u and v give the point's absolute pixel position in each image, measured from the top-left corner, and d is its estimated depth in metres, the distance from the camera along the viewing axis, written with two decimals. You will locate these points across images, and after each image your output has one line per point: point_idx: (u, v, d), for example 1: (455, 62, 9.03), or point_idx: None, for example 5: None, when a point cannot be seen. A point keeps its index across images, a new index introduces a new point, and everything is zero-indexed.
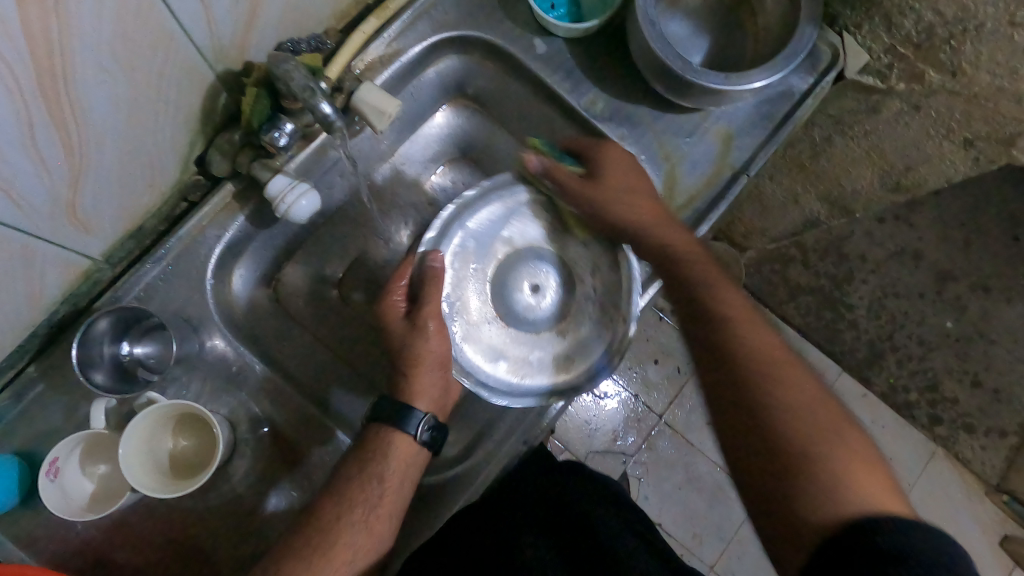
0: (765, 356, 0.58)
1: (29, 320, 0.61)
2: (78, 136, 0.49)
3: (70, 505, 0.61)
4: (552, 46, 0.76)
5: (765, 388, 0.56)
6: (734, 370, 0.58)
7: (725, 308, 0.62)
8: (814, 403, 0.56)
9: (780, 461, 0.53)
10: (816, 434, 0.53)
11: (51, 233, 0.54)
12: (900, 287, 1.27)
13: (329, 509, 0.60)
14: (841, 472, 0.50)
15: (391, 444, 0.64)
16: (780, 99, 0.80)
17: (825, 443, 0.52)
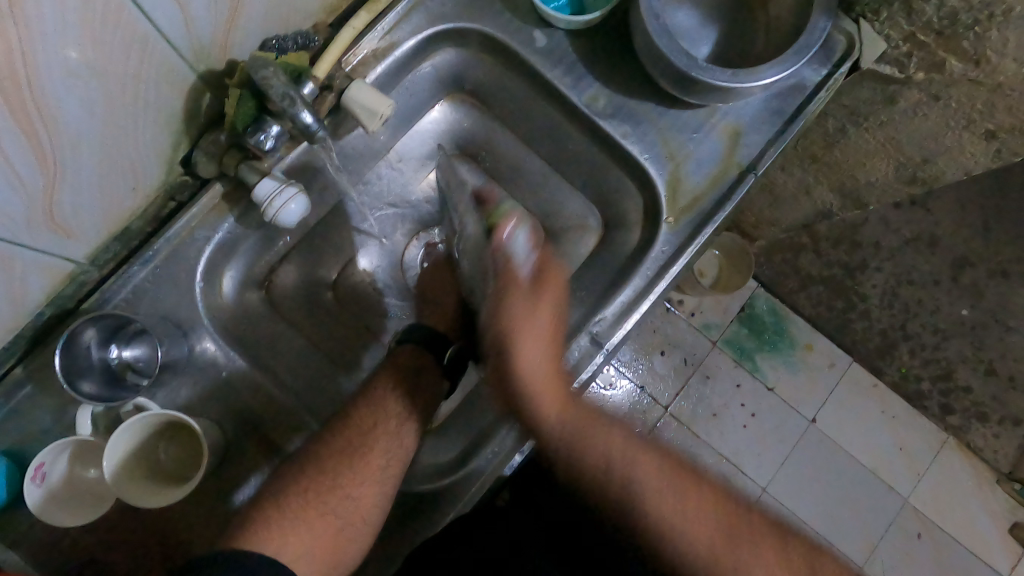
0: (610, 468, 0.63)
1: (13, 325, 0.60)
2: (49, 143, 0.47)
3: (60, 508, 0.60)
4: (552, 38, 0.73)
5: (620, 485, 0.63)
6: (604, 501, 0.64)
7: (633, 480, 0.63)
8: (655, 483, 0.63)
9: (643, 530, 0.63)
10: (722, 554, 0.62)
11: (30, 239, 0.53)
12: (914, 276, 1.22)
13: (352, 431, 0.66)
14: (718, 556, 0.61)
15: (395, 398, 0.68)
16: (791, 94, 0.77)
17: (717, 566, 0.61)
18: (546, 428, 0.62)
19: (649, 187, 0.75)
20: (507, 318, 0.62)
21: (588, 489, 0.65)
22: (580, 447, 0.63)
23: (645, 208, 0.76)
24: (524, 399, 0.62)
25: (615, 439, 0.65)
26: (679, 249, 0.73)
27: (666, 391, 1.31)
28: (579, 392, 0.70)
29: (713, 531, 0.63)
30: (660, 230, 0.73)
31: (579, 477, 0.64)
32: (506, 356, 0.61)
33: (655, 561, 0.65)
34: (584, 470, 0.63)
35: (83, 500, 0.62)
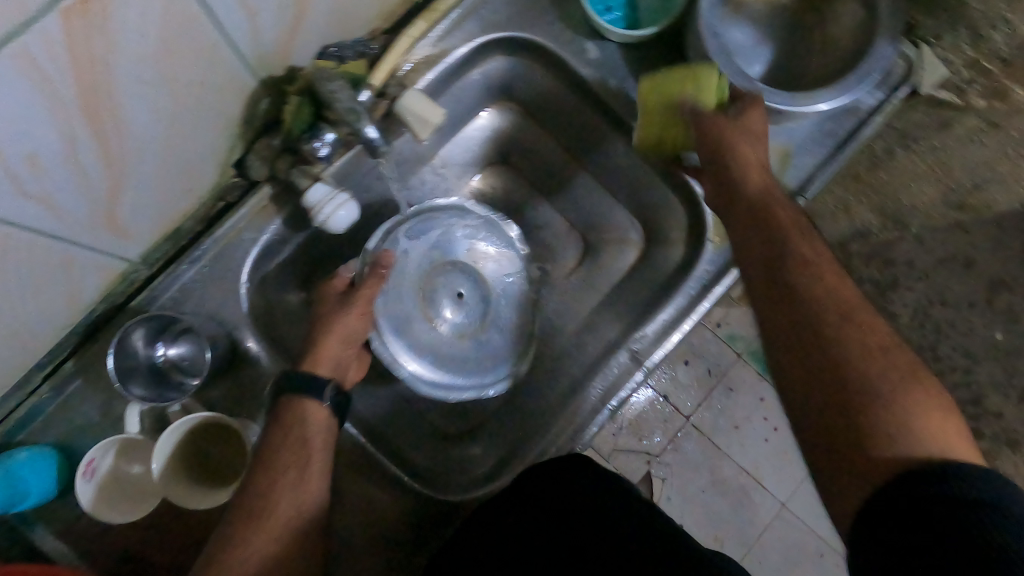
0: (849, 330, 0.52)
1: (66, 320, 0.61)
2: (118, 149, 0.48)
3: (108, 504, 0.62)
4: (604, 51, 0.72)
5: (867, 358, 0.50)
6: (820, 335, 0.52)
7: (876, 330, 0.52)
8: (869, 348, 0.51)
9: (837, 400, 0.50)
10: (928, 421, 0.47)
11: (90, 240, 0.54)
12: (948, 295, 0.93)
13: (261, 468, 0.58)
14: (913, 430, 0.47)
15: (303, 411, 0.61)
16: (845, 116, 0.75)
17: (910, 408, 0.48)
18: (782, 237, 0.57)
19: (695, 209, 0.72)
20: (728, 177, 0.60)
21: (793, 383, 0.53)
22: (788, 290, 0.55)
23: (689, 228, 0.73)
24: (733, 176, 0.60)
25: (812, 245, 0.57)
26: (723, 270, 0.70)
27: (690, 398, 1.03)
28: (616, 410, 0.70)
29: (921, 403, 0.48)
30: (705, 249, 0.70)
31: (774, 348, 0.55)
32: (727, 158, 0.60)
33: (844, 424, 0.49)
34: (794, 317, 0.54)
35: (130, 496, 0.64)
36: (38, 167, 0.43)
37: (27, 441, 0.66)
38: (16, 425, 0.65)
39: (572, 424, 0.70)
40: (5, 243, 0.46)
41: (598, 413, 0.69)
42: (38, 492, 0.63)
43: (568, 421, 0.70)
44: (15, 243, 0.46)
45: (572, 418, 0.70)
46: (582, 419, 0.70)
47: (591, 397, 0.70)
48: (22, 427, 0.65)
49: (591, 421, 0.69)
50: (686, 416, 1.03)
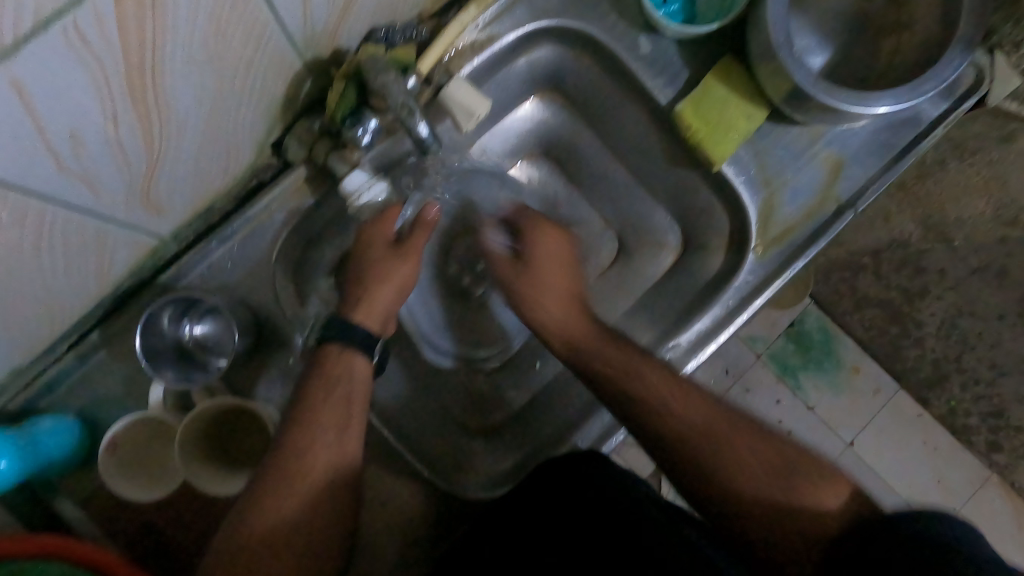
0: (684, 439, 0.60)
1: (95, 294, 0.60)
2: (159, 128, 0.46)
3: (126, 477, 0.61)
4: (658, 46, 0.69)
5: (722, 450, 0.59)
6: (681, 437, 0.60)
7: (673, 404, 0.60)
8: (693, 427, 0.60)
9: (711, 491, 0.59)
10: (762, 460, 0.59)
11: (124, 216, 0.53)
12: (977, 307, 1.01)
13: (299, 419, 0.58)
14: (753, 493, 0.58)
15: (351, 364, 0.60)
16: (903, 127, 0.71)
17: (739, 479, 0.58)
18: (645, 375, 0.61)
19: (739, 213, 0.71)
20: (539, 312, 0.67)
21: (688, 483, 0.60)
22: (666, 420, 0.60)
23: (732, 234, 0.72)
24: (609, 381, 0.62)
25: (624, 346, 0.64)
26: (763, 283, 0.69)
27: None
28: None
29: (768, 460, 0.59)
30: (746, 260, 0.70)
31: (654, 443, 0.61)
32: (592, 333, 0.65)
33: (743, 539, 0.58)
34: (678, 431, 0.60)
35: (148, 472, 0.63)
36: (78, 144, 0.42)
37: (51, 408, 0.65)
38: (41, 390, 0.65)
39: (598, 427, 0.68)
40: (42, 218, 0.45)
41: None
42: (62, 462, 0.63)
43: (596, 428, 0.68)
44: (54, 218, 0.46)
45: (599, 422, 0.68)
46: (609, 424, 0.68)
47: None
48: (46, 393, 0.65)
49: (618, 428, 0.68)
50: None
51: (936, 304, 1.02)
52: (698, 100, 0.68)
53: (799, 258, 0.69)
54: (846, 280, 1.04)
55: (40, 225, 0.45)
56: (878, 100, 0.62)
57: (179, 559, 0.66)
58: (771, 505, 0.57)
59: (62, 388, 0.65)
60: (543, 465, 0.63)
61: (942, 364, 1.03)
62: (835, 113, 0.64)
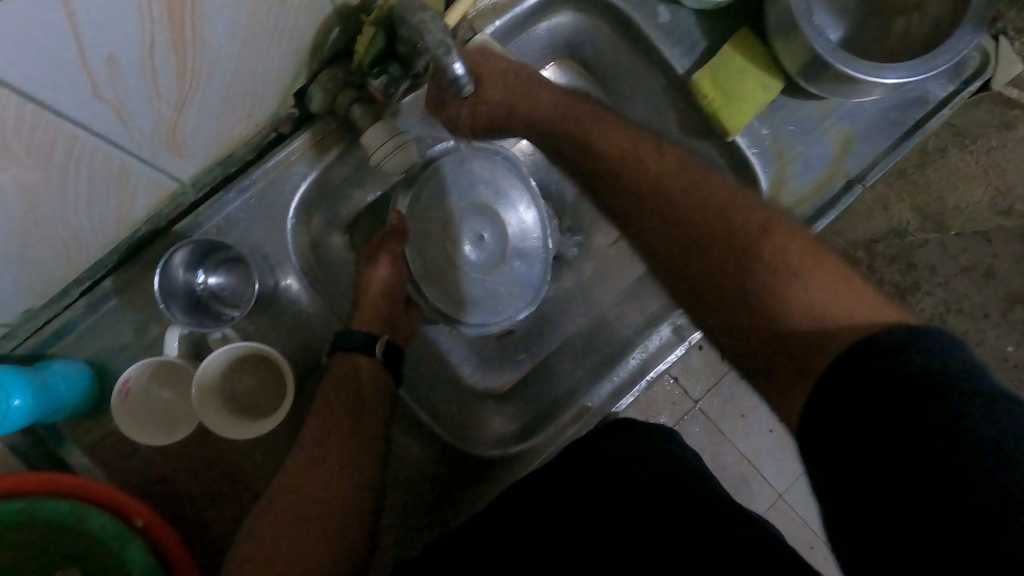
0: (698, 217, 0.52)
1: (113, 236, 0.60)
2: (192, 59, 0.46)
3: (138, 423, 0.60)
4: (676, 15, 0.71)
5: (741, 251, 0.49)
6: (714, 235, 0.51)
7: (703, 202, 0.52)
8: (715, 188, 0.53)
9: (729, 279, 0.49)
10: (837, 292, 0.44)
11: (148, 154, 0.52)
12: (965, 303, 0.96)
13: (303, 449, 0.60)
14: (816, 299, 0.44)
15: (356, 362, 0.63)
16: (912, 106, 0.73)
17: (797, 273, 0.46)
18: (695, 204, 0.53)
19: (752, 182, 0.73)
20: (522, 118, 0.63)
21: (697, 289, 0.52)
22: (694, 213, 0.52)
23: None
24: (641, 193, 0.56)
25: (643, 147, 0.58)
26: None
27: (703, 380, 0.88)
28: (654, 380, 0.71)
29: (811, 254, 0.47)
30: None
31: (674, 262, 0.53)
32: (595, 144, 0.59)
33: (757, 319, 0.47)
34: (697, 245, 0.52)
35: (159, 420, 0.63)
36: (114, 68, 0.42)
37: (62, 354, 0.65)
38: (51, 337, 0.64)
39: (608, 389, 0.70)
40: (73, 144, 0.45)
41: (637, 381, 0.70)
42: (72, 408, 0.61)
43: (604, 390, 0.70)
44: (82, 144, 0.45)
45: (609, 385, 0.70)
46: (619, 386, 0.71)
47: (629, 364, 0.71)
48: (56, 340, 0.64)
49: (628, 390, 0.70)
50: (693, 400, 0.88)
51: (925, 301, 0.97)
52: (716, 69, 0.69)
53: (819, 219, 0.72)
54: None
55: (68, 150, 0.45)
56: (891, 72, 0.63)
57: (186, 509, 0.66)
58: (815, 330, 0.43)
59: (73, 335, 0.65)
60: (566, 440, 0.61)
61: None
62: (847, 84, 0.66)
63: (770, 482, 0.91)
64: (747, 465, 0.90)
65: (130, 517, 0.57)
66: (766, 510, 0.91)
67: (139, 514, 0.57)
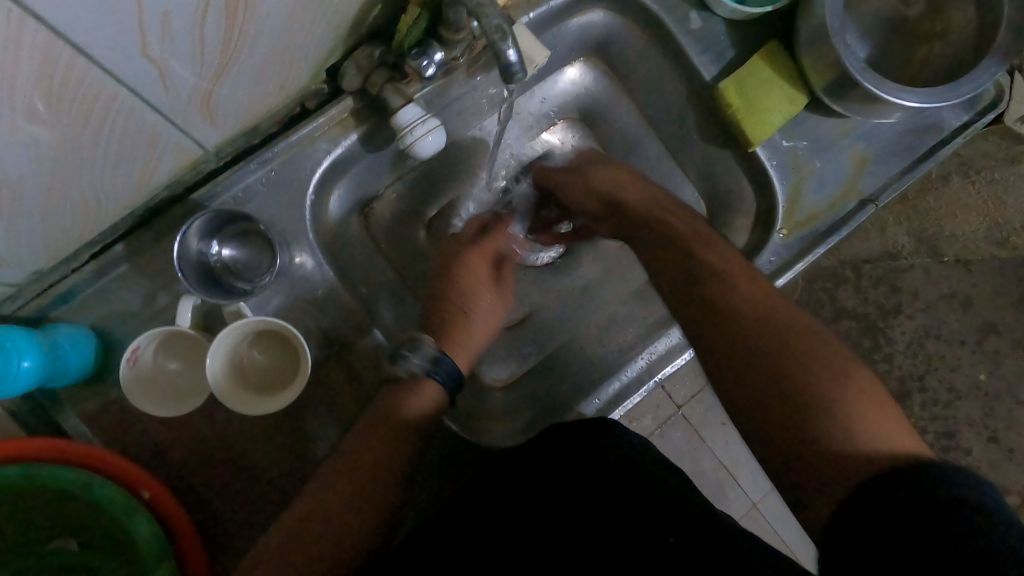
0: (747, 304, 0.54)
1: (132, 200, 0.58)
2: (241, 24, 0.45)
3: (143, 392, 0.59)
4: (707, 23, 0.71)
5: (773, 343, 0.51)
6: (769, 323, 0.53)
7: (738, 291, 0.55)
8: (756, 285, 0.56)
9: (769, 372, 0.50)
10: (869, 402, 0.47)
11: (180, 118, 0.51)
12: (944, 329, 0.98)
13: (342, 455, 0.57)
14: (864, 394, 0.48)
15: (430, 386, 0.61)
16: (926, 132, 0.75)
17: (865, 414, 0.46)
18: None
19: (767, 194, 0.74)
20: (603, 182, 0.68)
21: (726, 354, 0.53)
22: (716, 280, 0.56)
23: (756, 217, 0.75)
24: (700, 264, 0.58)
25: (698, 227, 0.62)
26: (785, 263, 0.72)
27: (688, 387, 0.89)
28: (660, 383, 0.71)
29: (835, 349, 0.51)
30: (772, 240, 0.72)
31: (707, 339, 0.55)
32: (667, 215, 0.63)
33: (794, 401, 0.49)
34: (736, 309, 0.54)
35: (162, 389, 0.61)
36: (166, 28, 0.41)
37: (64, 318, 0.63)
38: (56, 299, 0.62)
39: (613, 390, 0.70)
40: (111, 102, 0.43)
41: (643, 382, 0.70)
42: (76, 373, 0.60)
43: (610, 389, 0.70)
44: (121, 102, 0.44)
45: (615, 385, 0.70)
46: (625, 387, 0.70)
47: (636, 365, 0.70)
48: (61, 302, 0.62)
49: (635, 390, 0.70)
50: (676, 405, 0.88)
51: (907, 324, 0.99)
52: (744, 78, 0.70)
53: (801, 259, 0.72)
54: (827, 292, 0.99)
55: (107, 106, 0.43)
56: (914, 96, 0.65)
57: (183, 482, 0.64)
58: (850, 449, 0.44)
59: (77, 297, 0.63)
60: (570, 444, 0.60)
61: (906, 381, 0.99)
62: (871, 104, 0.67)
63: (745, 490, 0.92)
64: (726, 473, 0.91)
65: (137, 488, 0.55)
66: (740, 517, 0.92)
67: (145, 484, 0.56)
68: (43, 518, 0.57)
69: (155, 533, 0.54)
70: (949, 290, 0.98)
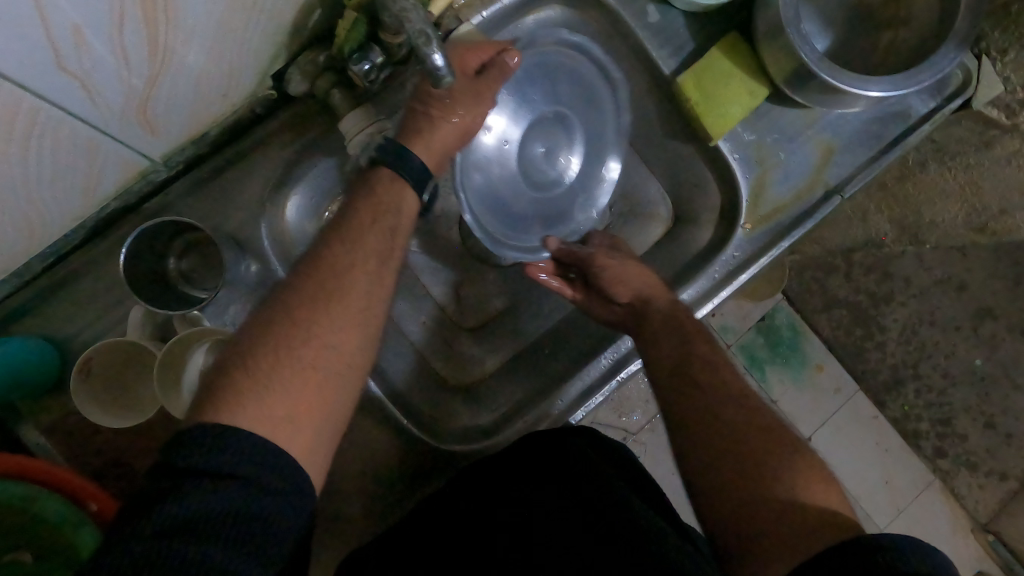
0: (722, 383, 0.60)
1: (79, 212, 0.58)
2: (164, 34, 0.45)
3: (98, 400, 0.60)
4: (664, 16, 0.70)
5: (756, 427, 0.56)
6: (726, 397, 0.59)
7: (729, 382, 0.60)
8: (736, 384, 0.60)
9: (740, 440, 0.55)
10: (810, 479, 0.52)
11: (117, 130, 0.51)
12: (937, 315, 1.02)
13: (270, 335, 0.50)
14: (802, 486, 0.52)
15: (401, 199, 0.57)
16: (893, 120, 0.73)
17: (808, 483, 0.52)
18: None
19: (732, 189, 0.73)
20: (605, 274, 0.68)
21: (691, 411, 0.58)
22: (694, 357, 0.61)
23: (722, 210, 0.74)
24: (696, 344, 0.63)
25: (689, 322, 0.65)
26: (748, 258, 0.71)
27: None
28: (626, 381, 0.68)
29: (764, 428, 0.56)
30: (735, 234, 0.71)
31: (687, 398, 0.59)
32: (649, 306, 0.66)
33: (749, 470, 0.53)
34: (712, 389, 0.59)
35: (119, 399, 0.62)
36: (80, 41, 0.40)
37: (21, 332, 0.63)
38: (11, 313, 0.62)
39: (578, 389, 0.68)
40: (34, 117, 0.43)
41: (607, 382, 0.68)
42: (32, 387, 0.60)
43: (575, 387, 0.68)
44: (45, 117, 0.44)
45: (578, 385, 0.68)
46: (590, 385, 0.68)
47: (600, 364, 0.68)
48: (17, 316, 0.62)
49: (599, 388, 0.68)
50: None
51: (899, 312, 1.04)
52: (701, 71, 0.69)
53: (783, 239, 0.71)
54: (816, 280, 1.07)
55: (30, 122, 0.43)
56: (875, 85, 0.64)
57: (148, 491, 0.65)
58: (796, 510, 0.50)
59: (32, 311, 0.63)
60: (543, 446, 0.59)
61: (900, 369, 1.05)
62: (831, 94, 0.66)
63: None
64: None
65: (86, 501, 0.55)
66: None
67: (94, 497, 0.55)
68: (1, 533, 0.57)
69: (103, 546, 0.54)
70: (944, 276, 1.01)
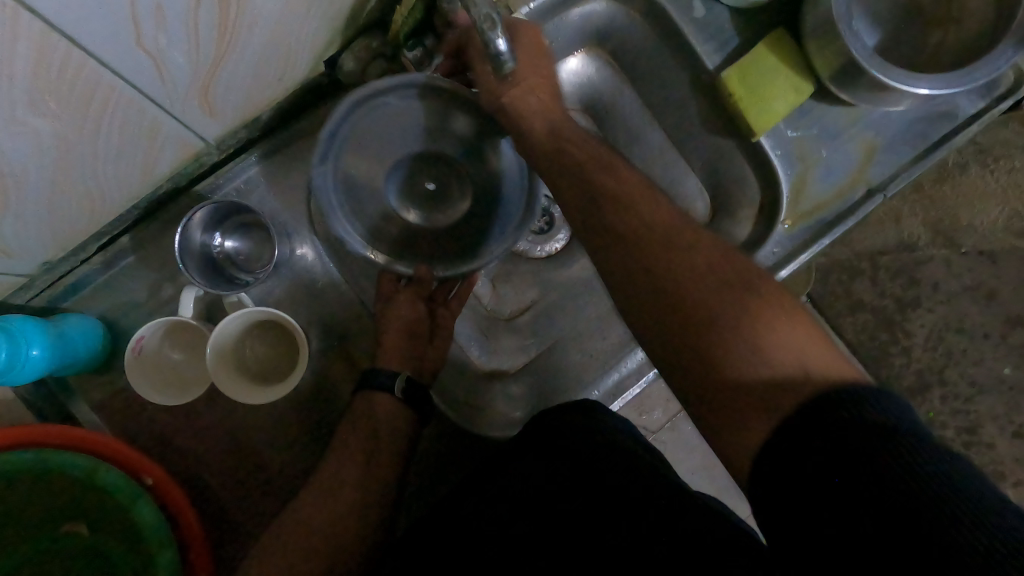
0: (647, 242, 0.48)
1: (135, 192, 0.59)
2: (233, 17, 0.45)
3: (150, 380, 0.61)
4: (711, 11, 0.70)
5: (690, 288, 0.44)
6: (643, 257, 0.47)
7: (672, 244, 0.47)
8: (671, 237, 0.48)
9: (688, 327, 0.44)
10: (790, 331, 0.41)
11: (179, 111, 0.52)
12: (965, 322, 0.97)
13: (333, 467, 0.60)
14: (783, 341, 0.40)
15: (374, 404, 0.61)
16: (940, 120, 0.72)
17: (764, 326, 0.41)
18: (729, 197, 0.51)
19: (772, 185, 0.72)
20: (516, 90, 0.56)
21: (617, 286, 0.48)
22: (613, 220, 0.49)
23: (762, 207, 0.74)
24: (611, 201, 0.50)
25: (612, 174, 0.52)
26: (788, 255, 0.71)
27: None
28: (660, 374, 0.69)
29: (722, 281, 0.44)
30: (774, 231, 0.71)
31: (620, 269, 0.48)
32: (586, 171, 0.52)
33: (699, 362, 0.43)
34: (634, 261, 0.47)
35: (168, 380, 0.63)
36: (160, 20, 0.41)
37: (74, 309, 0.65)
38: (66, 290, 0.64)
39: (612, 381, 0.69)
40: (109, 95, 0.44)
41: (643, 375, 0.68)
42: (85, 362, 0.61)
43: (608, 379, 0.69)
44: (118, 95, 0.45)
45: (612, 378, 0.69)
46: (623, 379, 0.69)
47: (637, 356, 0.69)
48: (70, 294, 0.64)
49: (634, 381, 0.69)
50: None
51: (926, 317, 0.98)
52: (746, 66, 0.69)
53: (824, 236, 0.71)
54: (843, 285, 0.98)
55: (104, 99, 0.44)
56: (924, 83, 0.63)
57: (189, 469, 0.66)
58: (775, 371, 0.39)
59: (86, 289, 0.65)
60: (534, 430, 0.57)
61: (926, 374, 0.98)
62: (879, 92, 0.66)
63: None
64: None
65: (142, 474, 0.57)
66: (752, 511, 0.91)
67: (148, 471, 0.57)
68: (52, 503, 0.59)
69: (159, 519, 0.55)
70: (973, 282, 0.97)
